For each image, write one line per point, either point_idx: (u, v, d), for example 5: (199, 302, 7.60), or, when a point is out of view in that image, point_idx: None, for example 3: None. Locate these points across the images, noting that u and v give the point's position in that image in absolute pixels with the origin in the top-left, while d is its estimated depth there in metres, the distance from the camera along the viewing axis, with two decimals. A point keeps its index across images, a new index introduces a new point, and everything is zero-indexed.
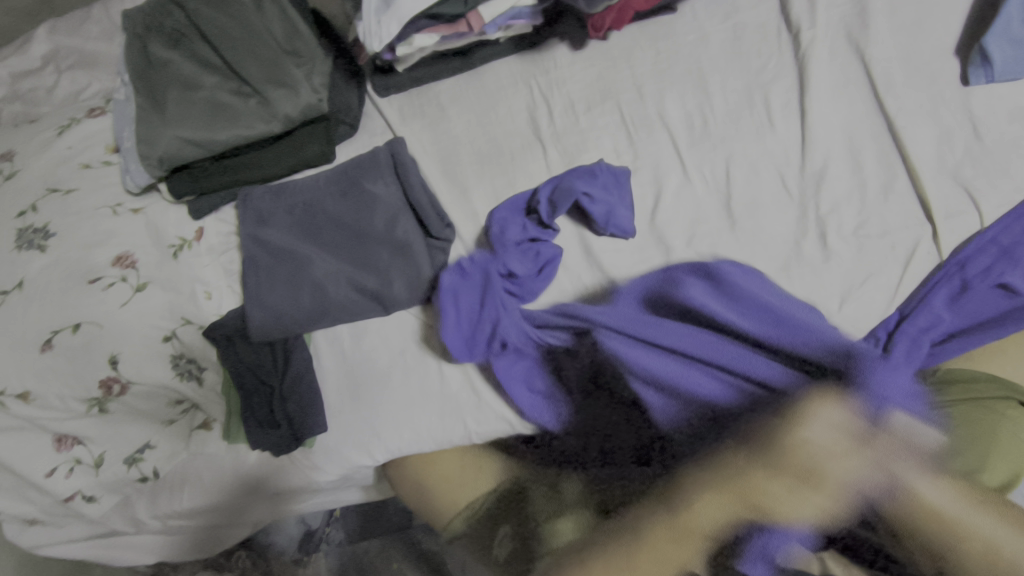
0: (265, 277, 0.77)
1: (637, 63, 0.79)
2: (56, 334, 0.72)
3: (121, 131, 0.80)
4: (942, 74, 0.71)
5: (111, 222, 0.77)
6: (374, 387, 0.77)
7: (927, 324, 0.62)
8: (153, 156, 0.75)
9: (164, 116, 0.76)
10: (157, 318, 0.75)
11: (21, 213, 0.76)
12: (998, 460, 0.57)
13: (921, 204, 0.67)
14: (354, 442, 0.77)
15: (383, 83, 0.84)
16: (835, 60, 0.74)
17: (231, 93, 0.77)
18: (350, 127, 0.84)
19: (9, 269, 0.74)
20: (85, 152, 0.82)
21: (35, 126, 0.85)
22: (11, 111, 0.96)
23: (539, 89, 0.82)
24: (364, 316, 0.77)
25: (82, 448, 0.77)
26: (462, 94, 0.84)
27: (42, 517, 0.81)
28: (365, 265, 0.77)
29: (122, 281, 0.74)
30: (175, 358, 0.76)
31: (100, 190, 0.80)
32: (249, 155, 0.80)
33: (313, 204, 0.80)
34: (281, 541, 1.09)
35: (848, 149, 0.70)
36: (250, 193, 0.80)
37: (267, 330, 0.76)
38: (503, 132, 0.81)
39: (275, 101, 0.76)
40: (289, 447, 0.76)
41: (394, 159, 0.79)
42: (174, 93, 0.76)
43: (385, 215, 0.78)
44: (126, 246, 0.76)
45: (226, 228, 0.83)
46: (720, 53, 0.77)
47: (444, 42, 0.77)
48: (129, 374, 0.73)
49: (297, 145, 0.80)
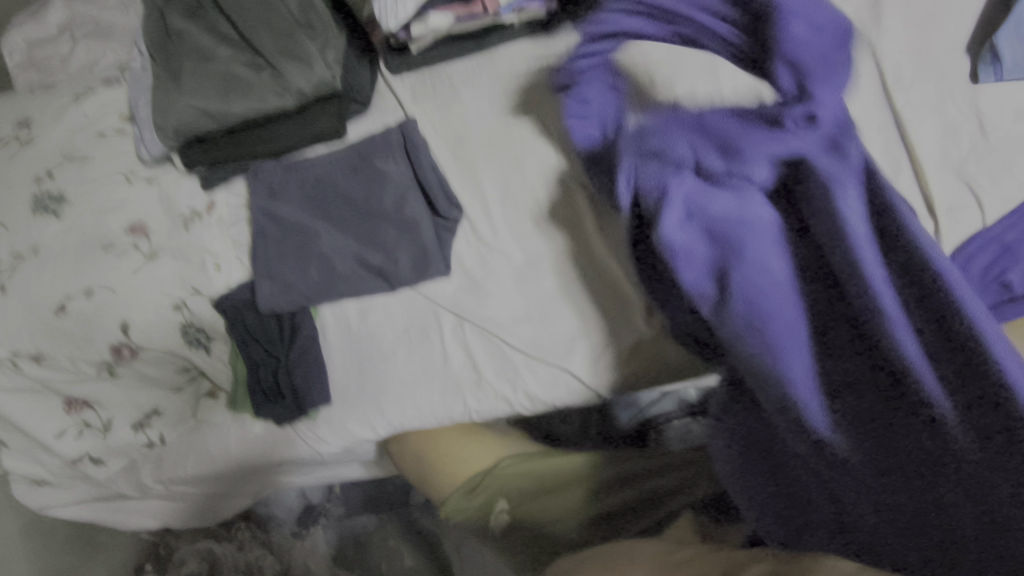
0: (274, 250, 0.78)
1: (649, 51, 0.80)
2: (70, 298, 0.73)
3: (136, 101, 0.81)
4: (953, 70, 0.71)
5: (125, 190, 0.79)
6: (378, 362, 0.78)
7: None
8: (168, 126, 0.77)
9: (178, 86, 0.77)
10: (167, 287, 0.76)
11: (37, 178, 0.77)
12: None
13: (924, 199, 0.68)
14: (358, 416, 0.79)
15: (399, 62, 0.85)
16: (846, 53, 0.74)
17: (245, 66, 0.78)
18: (363, 105, 0.84)
19: (24, 233, 0.75)
20: (101, 121, 0.83)
21: (52, 93, 0.86)
22: (28, 79, 0.97)
23: (551, 73, 0.82)
24: (370, 293, 0.78)
25: (91, 411, 0.79)
26: (474, 76, 0.85)
27: (50, 477, 0.83)
28: (372, 242, 0.78)
29: (134, 249, 0.76)
30: (184, 327, 0.77)
31: (114, 158, 0.81)
32: (261, 129, 0.81)
33: (323, 180, 0.80)
34: (280, 513, 1.13)
35: (855, 142, 0.71)
36: (261, 166, 0.81)
37: (274, 302, 0.77)
38: (514, 114, 0.82)
39: (289, 75, 0.77)
40: (292, 418, 0.78)
41: (405, 139, 0.80)
42: (190, 64, 0.77)
43: (394, 194, 0.79)
44: (138, 215, 0.77)
45: (237, 200, 0.83)
46: None
47: (459, 24, 0.79)
48: (139, 339, 0.75)
49: (309, 121, 0.81)
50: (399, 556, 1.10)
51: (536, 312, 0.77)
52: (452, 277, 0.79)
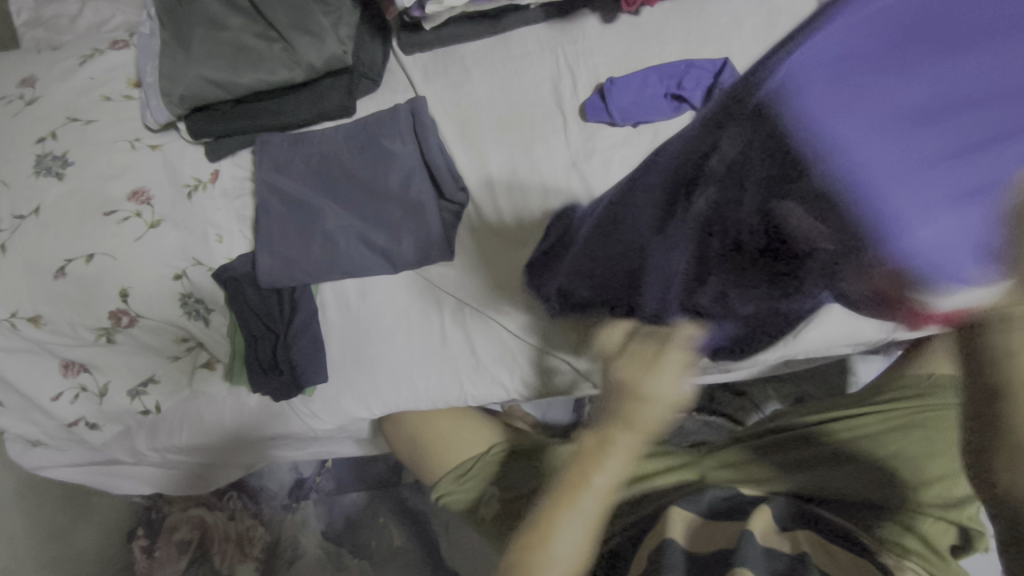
0: (277, 226, 0.77)
1: (666, 42, 0.79)
2: (69, 262, 0.72)
3: (145, 66, 0.80)
4: None
5: (128, 155, 0.78)
6: (378, 342, 0.78)
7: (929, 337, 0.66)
8: (174, 94, 0.76)
9: (188, 54, 0.76)
10: (168, 256, 0.75)
11: (41, 139, 0.76)
12: None
13: None
14: (354, 395, 0.79)
15: (411, 40, 0.83)
16: None
17: (256, 37, 0.77)
18: (372, 82, 0.84)
19: (26, 195, 0.74)
20: (107, 84, 0.82)
21: (59, 54, 0.85)
22: (36, 38, 0.97)
23: (565, 60, 0.82)
24: (372, 273, 0.78)
25: (88, 375, 0.79)
26: (487, 58, 0.84)
27: (44, 440, 0.83)
28: (376, 222, 0.77)
29: (137, 217, 0.75)
30: (183, 297, 0.76)
31: (119, 123, 0.80)
32: (270, 101, 0.80)
33: (329, 156, 0.79)
34: (272, 486, 1.15)
35: None
36: (268, 139, 0.80)
37: (275, 277, 0.76)
38: (525, 99, 0.81)
39: (300, 48, 0.76)
40: (290, 393, 0.78)
41: (414, 119, 0.78)
42: (200, 31, 0.76)
43: (400, 174, 0.77)
44: (142, 181, 0.77)
45: (242, 172, 0.82)
46: (752, 37, 0.77)
47: (475, 5, 0.77)
48: (139, 308, 0.74)
49: (318, 96, 0.80)
50: (388, 531, 1.12)
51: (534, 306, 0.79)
52: (455, 263, 0.78)
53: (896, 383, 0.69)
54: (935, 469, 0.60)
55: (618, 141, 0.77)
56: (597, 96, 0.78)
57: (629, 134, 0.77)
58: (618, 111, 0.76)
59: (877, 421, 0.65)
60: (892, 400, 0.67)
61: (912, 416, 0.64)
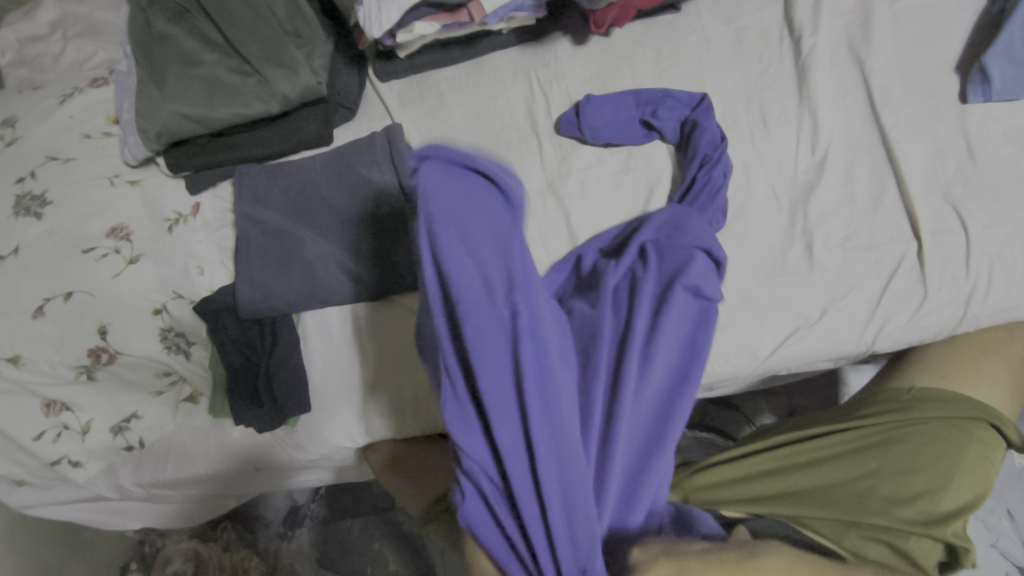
0: (256, 256, 0.77)
1: (637, 62, 0.80)
2: (48, 301, 0.73)
3: (122, 104, 0.81)
4: (941, 88, 0.71)
5: (108, 192, 0.78)
6: (359, 369, 0.78)
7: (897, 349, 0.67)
8: (150, 130, 0.76)
9: (163, 91, 0.77)
10: (147, 292, 0.75)
11: (20, 180, 0.77)
12: (968, 480, 0.58)
13: (909, 219, 0.66)
14: (337, 424, 0.78)
15: (386, 68, 0.85)
16: (835, 67, 0.74)
17: (231, 71, 0.78)
18: (349, 110, 0.85)
19: (5, 235, 0.74)
20: (86, 122, 0.82)
21: (39, 94, 0.86)
22: (19, 77, 0.97)
23: (538, 83, 0.82)
24: (352, 300, 0.78)
25: (71, 414, 0.78)
26: (462, 83, 0.84)
27: (28, 479, 0.83)
28: (355, 250, 0.77)
29: (115, 253, 0.75)
30: (163, 331, 0.76)
31: (98, 160, 0.80)
32: (247, 133, 0.81)
33: (307, 186, 0.79)
34: (268, 514, 1.14)
35: (842, 160, 0.70)
36: (245, 170, 0.80)
37: (255, 308, 0.76)
38: (500, 123, 0.81)
39: (273, 81, 0.77)
40: (272, 424, 0.77)
41: (390, 145, 0.78)
42: (174, 68, 0.77)
43: (377, 201, 0.77)
44: (121, 218, 0.77)
45: (223, 205, 0.83)
46: (722, 54, 0.77)
47: (445, 31, 0.78)
48: (118, 344, 0.74)
49: (294, 127, 0.81)
50: (384, 558, 1.11)
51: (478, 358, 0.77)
52: None
53: (875, 397, 0.65)
54: (915, 486, 0.57)
55: (593, 162, 0.77)
56: (572, 111, 0.78)
57: (603, 155, 0.77)
58: (589, 130, 0.75)
59: (852, 437, 0.61)
60: (876, 415, 0.62)
61: (890, 432, 0.61)
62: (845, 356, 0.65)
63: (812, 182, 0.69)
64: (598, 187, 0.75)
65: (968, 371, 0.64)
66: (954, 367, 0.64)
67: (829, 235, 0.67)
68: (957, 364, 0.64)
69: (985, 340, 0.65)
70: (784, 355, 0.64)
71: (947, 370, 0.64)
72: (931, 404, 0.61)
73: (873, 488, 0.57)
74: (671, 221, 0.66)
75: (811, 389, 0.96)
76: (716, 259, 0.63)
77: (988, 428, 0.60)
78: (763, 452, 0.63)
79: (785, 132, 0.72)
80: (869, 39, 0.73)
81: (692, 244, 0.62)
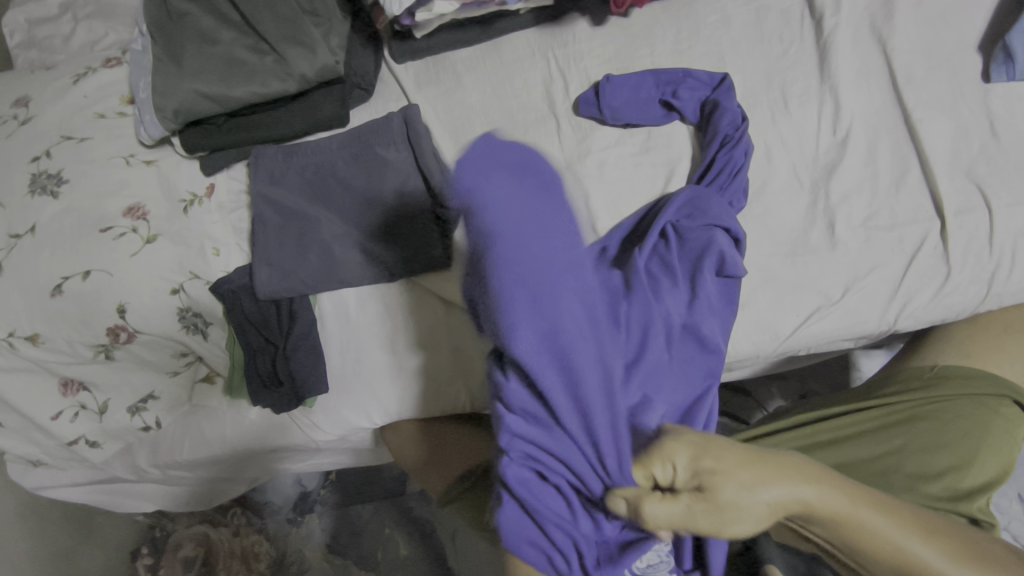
0: (275, 236, 0.77)
1: (656, 42, 0.80)
2: (67, 280, 0.72)
3: (137, 83, 0.80)
4: (964, 68, 0.71)
5: (124, 172, 0.77)
6: (377, 350, 0.78)
7: (919, 328, 0.67)
8: (167, 108, 0.76)
9: (180, 70, 0.76)
10: (164, 272, 0.75)
11: (36, 158, 0.76)
12: (987, 457, 0.59)
13: (932, 199, 0.67)
14: (354, 403, 0.78)
15: (402, 49, 0.84)
16: (856, 47, 0.73)
17: (248, 50, 0.77)
18: (365, 91, 0.84)
19: (22, 213, 0.74)
20: (101, 102, 0.82)
21: (52, 73, 0.85)
22: (29, 58, 0.97)
23: (556, 63, 0.82)
24: (370, 281, 0.78)
25: (88, 393, 0.78)
26: (479, 63, 0.84)
27: (44, 459, 0.83)
28: (373, 231, 0.77)
29: (133, 232, 0.75)
30: (181, 312, 0.76)
31: (114, 139, 0.80)
32: (263, 113, 0.80)
33: (324, 166, 0.79)
34: (276, 501, 1.09)
35: (864, 140, 0.70)
36: (262, 151, 0.80)
37: (274, 288, 0.76)
38: (517, 104, 0.81)
39: (291, 60, 0.76)
40: (289, 405, 0.77)
41: (408, 126, 0.77)
42: (191, 46, 0.77)
43: (396, 182, 0.77)
44: (138, 197, 0.76)
45: (238, 185, 0.82)
46: (742, 34, 0.77)
47: (464, 10, 0.77)
48: (136, 324, 0.74)
49: (311, 107, 0.80)
50: (394, 542, 1.11)
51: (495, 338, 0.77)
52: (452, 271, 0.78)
53: (897, 375, 0.65)
54: (939, 463, 0.58)
55: (612, 142, 0.77)
56: (591, 91, 0.78)
57: (622, 135, 0.77)
58: (609, 109, 0.75)
59: (876, 416, 0.61)
60: (899, 394, 0.63)
61: (914, 410, 0.61)
62: (867, 335, 0.66)
63: (834, 162, 0.69)
64: (617, 167, 0.75)
65: (992, 349, 0.64)
66: (976, 344, 0.64)
67: (852, 215, 0.67)
68: (981, 342, 0.64)
69: (1009, 318, 0.65)
70: (806, 334, 0.65)
71: (970, 348, 0.64)
72: (955, 383, 0.62)
73: (898, 465, 0.58)
74: (691, 201, 0.64)
75: (824, 373, 0.96)
76: (734, 237, 0.64)
77: (1010, 406, 0.61)
78: (784, 431, 0.63)
79: (806, 113, 0.72)
80: (891, 20, 0.73)
81: (713, 224, 0.62)
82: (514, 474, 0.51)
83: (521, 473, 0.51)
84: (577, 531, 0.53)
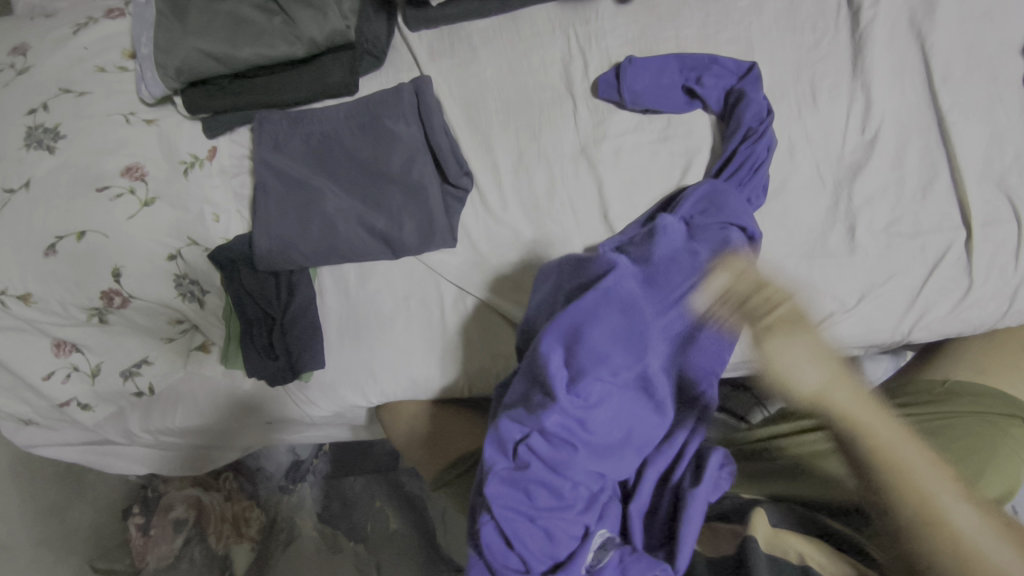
0: (275, 205, 0.75)
1: (682, 25, 0.76)
2: (60, 240, 0.70)
3: (139, 37, 0.77)
4: (1005, 72, 0.68)
5: (123, 130, 0.75)
6: (374, 329, 0.76)
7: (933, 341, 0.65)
8: (169, 67, 0.73)
9: (185, 26, 0.73)
10: (161, 236, 0.73)
11: (31, 111, 0.73)
12: (997, 475, 0.57)
13: (959, 209, 0.64)
14: (349, 381, 0.76)
15: (416, 15, 0.80)
16: (893, 43, 0.70)
17: (256, 9, 0.74)
18: (376, 60, 0.80)
19: (15, 168, 0.71)
20: (100, 55, 0.78)
21: (52, 21, 0.82)
22: (29, 5, 0.93)
23: (577, 41, 0.79)
24: (371, 258, 0.75)
25: (80, 356, 0.77)
26: (497, 37, 0.81)
27: (35, 418, 0.82)
28: (376, 206, 0.74)
29: (130, 194, 0.72)
30: (178, 279, 0.74)
31: (113, 95, 0.77)
32: (268, 78, 0.77)
33: (329, 136, 0.76)
34: (269, 467, 1.12)
35: (894, 142, 0.67)
36: (267, 115, 0.77)
37: (273, 259, 0.73)
38: (534, 81, 0.78)
39: (300, 23, 0.73)
40: (284, 378, 0.75)
41: (419, 99, 0.74)
42: (197, 3, 0.74)
43: (402, 156, 0.74)
44: (136, 157, 0.74)
45: (240, 150, 0.80)
46: (774, 21, 0.74)
47: None
48: (131, 289, 0.72)
49: (318, 74, 0.77)
50: (384, 516, 1.11)
51: (497, 323, 0.75)
52: (457, 250, 0.75)
53: (906, 387, 0.64)
54: None
55: (629, 128, 0.74)
56: (612, 73, 0.75)
57: (640, 121, 0.74)
58: (629, 94, 0.73)
59: None
60: (909, 407, 0.62)
61: (921, 424, 0.60)
62: (878, 344, 0.64)
63: (857, 164, 0.67)
64: (633, 154, 0.73)
65: (1008, 366, 0.62)
66: (990, 362, 0.63)
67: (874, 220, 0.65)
68: (995, 359, 0.63)
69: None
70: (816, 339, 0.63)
71: (983, 365, 0.63)
72: (967, 399, 0.61)
73: None
74: (708, 196, 0.63)
75: None
76: (749, 236, 0.62)
77: (1020, 425, 0.60)
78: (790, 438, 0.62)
79: (835, 109, 0.69)
80: (933, 15, 0.69)
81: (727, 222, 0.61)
82: (494, 494, 0.50)
83: (500, 494, 0.50)
84: (537, 566, 0.50)
